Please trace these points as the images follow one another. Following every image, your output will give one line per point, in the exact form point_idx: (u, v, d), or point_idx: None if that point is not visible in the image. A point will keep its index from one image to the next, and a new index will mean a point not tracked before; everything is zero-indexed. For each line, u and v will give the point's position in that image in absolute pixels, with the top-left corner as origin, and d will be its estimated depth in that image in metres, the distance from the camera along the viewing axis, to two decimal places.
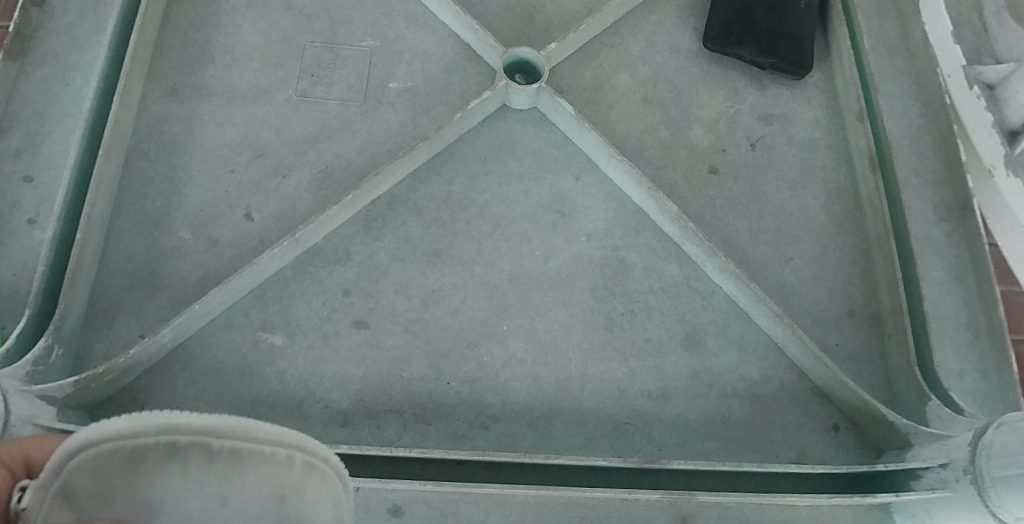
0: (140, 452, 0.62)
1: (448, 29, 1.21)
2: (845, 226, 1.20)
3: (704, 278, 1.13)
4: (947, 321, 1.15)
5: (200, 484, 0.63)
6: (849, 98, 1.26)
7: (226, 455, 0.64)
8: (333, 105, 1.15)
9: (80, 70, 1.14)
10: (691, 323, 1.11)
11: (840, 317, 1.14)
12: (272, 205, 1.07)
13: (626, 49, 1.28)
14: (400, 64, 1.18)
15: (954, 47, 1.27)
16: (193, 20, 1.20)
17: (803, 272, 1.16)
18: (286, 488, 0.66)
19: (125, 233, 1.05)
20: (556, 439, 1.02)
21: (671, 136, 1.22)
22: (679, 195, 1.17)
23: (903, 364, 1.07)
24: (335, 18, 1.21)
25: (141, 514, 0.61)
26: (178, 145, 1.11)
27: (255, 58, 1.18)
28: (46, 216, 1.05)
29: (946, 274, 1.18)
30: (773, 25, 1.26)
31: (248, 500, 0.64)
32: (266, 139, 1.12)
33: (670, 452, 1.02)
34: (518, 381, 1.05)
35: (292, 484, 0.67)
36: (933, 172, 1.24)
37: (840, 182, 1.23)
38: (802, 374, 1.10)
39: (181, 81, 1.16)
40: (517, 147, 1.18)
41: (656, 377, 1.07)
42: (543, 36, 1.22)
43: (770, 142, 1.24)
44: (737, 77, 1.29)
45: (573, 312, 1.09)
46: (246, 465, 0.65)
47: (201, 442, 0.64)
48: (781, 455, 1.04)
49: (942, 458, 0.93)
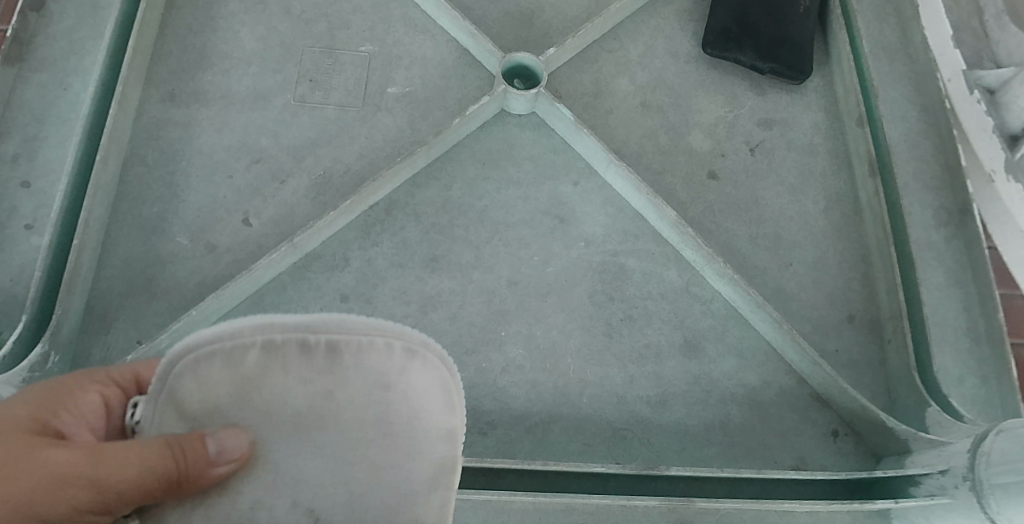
0: (239, 353, 0.64)
1: (447, 34, 1.21)
2: (845, 232, 1.20)
3: (703, 283, 1.13)
4: (947, 327, 1.14)
5: (304, 379, 0.65)
6: (849, 103, 1.26)
7: (325, 348, 0.65)
8: (331, 110, 1.15)
9: (77, 75, 1.14)
10: (690, 329, 1.10)
11: (839, 323, 1.13)
12: (270, 211, 1.07)
13: (625, 53, 1.28)
14: (399, 69, 1.18)
15: (954, 52, 1.28)
16: (191, 25, 1.20)
17: (802, 278, 1.15)
18: (389, 375, 0.67)
19: (122, 239, 1.05)
20: (555, 445, 1.01)
21: (670, 141, 1.22)
22: (678, 200, 1.17)
23: (902, 370, 1.07)
24: (334, 23, 1.21)
25: (257, 409, 0.64)
26: (176, 151, 1.11)
27: (254, 63, 1.18)
28: (43, 221, 1.05)
29: (946, 280, 1.17)
30: (773, 30, 1.26)
31: (352, 391, 0.66)
32: (264, 144, 1.12)
33: (669, 458, 1.02)
34: (516, 387, 1.04)
35: (395, 371, 0.67)
36: (933, 177, 1.24)
37: (840, 188, 1.23)
38: (802, 379, 1.10)
39: (180, 86, 1.16)
40: (516, 152, 1.18)
41: (655, 383, 1.06)
42: (542, 41, 1.22)
43: (770, 147, 1.24)
44: (736, 82, 1.29)
45: (572, 318, 1.09)
46: (345, 358, 0.66)
47: (298, 338, 0.65)
48: (779, 461, 1.04)
49: (942, 465, 0.93)
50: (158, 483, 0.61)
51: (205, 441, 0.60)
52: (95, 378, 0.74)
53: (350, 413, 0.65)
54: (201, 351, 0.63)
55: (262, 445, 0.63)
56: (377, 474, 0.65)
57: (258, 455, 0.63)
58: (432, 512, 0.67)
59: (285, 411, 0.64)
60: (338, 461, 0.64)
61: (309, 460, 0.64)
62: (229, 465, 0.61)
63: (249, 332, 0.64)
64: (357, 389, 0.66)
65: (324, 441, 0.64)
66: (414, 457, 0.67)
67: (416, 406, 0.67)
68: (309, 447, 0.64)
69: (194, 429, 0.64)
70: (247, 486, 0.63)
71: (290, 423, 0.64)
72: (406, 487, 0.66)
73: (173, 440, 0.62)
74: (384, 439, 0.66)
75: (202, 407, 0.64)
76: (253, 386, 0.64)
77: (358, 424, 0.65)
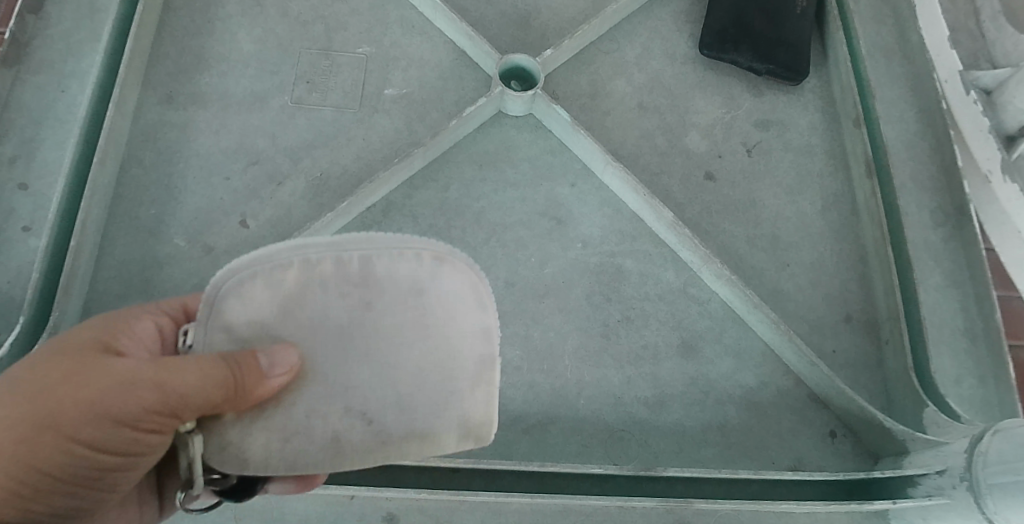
0: (280, 273, 0.70)
1: (443, 36, 1.21)
2: (842, 232, 1.20)
3: (701, 284, 1.13)
4: (945, 327, 1.14)
5: (341, 293, 0.71)
6: (846, 103, 1.26)
7: (358, 263, 0.71)
8: (329, 112, 1.15)
9: (75, 77, 1.14)
10: (687, 329, 1.10)
11: (836, 323, 1.13)
12: (268, 212, 1.07)
13: (622, 55, 1.28)
14: (396, 70, 1.18)
15: (950, 52, 1.27)
16: (188, 27, 1.20)
17: (799, 278, 1.15)
18: (419, 283, 0.73)
19: (120, 240, 1.05)
20: (552, 446, 1.01)
21: (667, 142, 1.22)
22: (675, 201, 1.17)
23: (900, 370, 1.07)
24: (331, 25, 1.21)
25: (304, 322, 0.72)
26: (173, 153, 1.11)
27: (251, 65, 1.18)
28: (41, 223, 1.05)
29: (944, 280, 1.18)
30: (770, 31, 1.26)
31: (387, 302, 0.72)
32: (261, 146, 1.12)
33: (667, 459, 1.02)
34: (514, 388, 1.04)
35: (423, 279, 0.73)
36: (930, 177, 1.24)
37: (837, 188, 1.23)
38: (800, 380, 1.10)
39: (177, 88, 1.16)
40: (513, 154, 1.18)
41: (653, 384, 1.07)
42: (539, 43, 1.22)
43: (767, 148, 1.24)
44: (733, 83, 1.29)
45: (569, 319, 1.09)
46: (378, 274, 0.72)
47: (333, 258, 0.70)
48: (777, 462, 1.04)
49: (940, 465, 0.93)
50: (222, 391, 0.66)
51: (257, 355, 0.67)
52: (150, 309, 0.79)
53: (389, 320, 0.72)
54: (244, 275, 0.69)
55: (314, 353, 0.72)
56: (420, 375, 0.74)
57: (308, 363, 0.71)
58: (472, 398, 0.76)
59: (330, 323, 0.72)
60: (384, 366, 0.73)
61: (358, 366, 0.72)
62: (283, 375, 0.68)
63: (283, 255, 0.69)
64: (393, 298, 0.72)
65: (367, 348, 0.72)
66: (451, 353, 0.75)
67: (447, 310, 0.74)
68: (356, 355, 0.72)
69: (245, 347, 0.71)
70: (303, 390, 0.72)
71: (337, 334, 0.72)
72: (447, 380, 0.75)
73: (225, 355, 0.68)
74: (422, 344, 0.73)
75: (251, 328, 0.71)
76: (296, 303, 0.71)
77: (397, 330, 0.73)
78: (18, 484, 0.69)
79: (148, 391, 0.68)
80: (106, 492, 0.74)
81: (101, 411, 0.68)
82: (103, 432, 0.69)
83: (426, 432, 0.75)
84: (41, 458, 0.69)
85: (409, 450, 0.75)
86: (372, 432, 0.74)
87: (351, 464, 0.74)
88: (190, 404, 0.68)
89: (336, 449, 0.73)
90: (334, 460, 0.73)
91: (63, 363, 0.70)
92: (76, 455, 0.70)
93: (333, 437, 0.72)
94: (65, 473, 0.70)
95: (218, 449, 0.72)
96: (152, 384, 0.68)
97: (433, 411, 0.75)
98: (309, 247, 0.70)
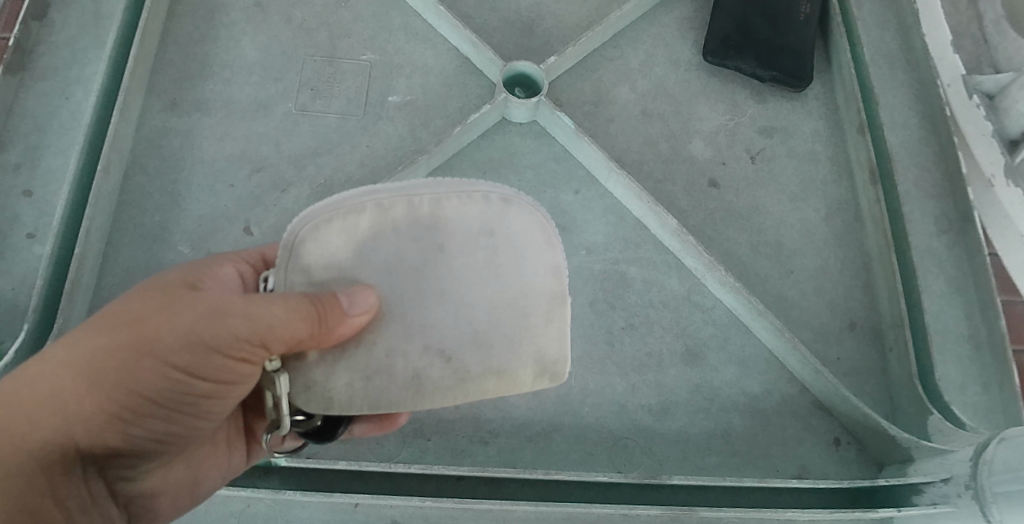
0: (354, 217, 0.72)
1: (447, 43, 1.21)
2: (846, 239, 1.20)
3: (705, 291, 1.13)
4: (949, 334, 1.14)
5: (412, 236, 0.74)
6: (850, 110, 1.26)
7: (429, 204, 0.74)
8: (332, 119, 1.15)
9: (79, 84, 1.14)
10: (691, 337, 1.10)
11: (841, 331, 1.13)
12: (272, 219, 1.07)
13: (625, 62, 1.28)
14: (399, 77, 1.18)
15: (953, 57, 1.28)
16: (192, 34, 1.20)
17: (803, 285, 1.15)
18: (488, 222, 0.75)
19: (124, 247, 1.05)
20: (556, 454, 1.01)
21: (671, 148, 1.22)
22: (679, 208, 1.17)
23: (905, 377, 1.07)
24: (335, 32, 1.21)
25: (379, 265, 0.74)
26: (177, 159, 1.11)
27: (255, 72, 1.18)
28: (44, 230, 1.05)
29: (948, 287, 1.18)
30: (773, 38, 1.26)
31: (458, 242, 0.75)
32: (265, 153, 1.12)
33: (671, 467, 1.02)
34: (518, 396, 1.04)
35: (492, 218, 0.75)
36: (933, 184, 1.24)
37: (841, 195, 1.23)
38: (804, 387, 1.09)
39: (181, 95, 1.16)
40: (516, 161, 1.18)
41: (657, 392, 1.06)
42: (543, 50, 1.22)
43: (771, 155, 1.24)
44: (737, 90, 1.29)
45: (573, 326, 1.09)
46: (448, 215, 0.74)
47: (404, 200, 0.73)
48: (781, 470, 1.04)
49: (944, 473, 0.93)
50: (302, 327, 0.68)
51: (339, 295, 0.69)
52: (230, 258, 0.83)
53: (460, 259, 0.75)
54: (320, 219, 0.72)
55: (390, 296, 0.74)
56: (493, 315, 0.76)
57: (386, 303, 0.73)
58: (546, 335, 0.78)
59: (403, 264, 0.74)
60: (459, 306, 0.75)
61: (433, 307, 0.74)
62: (364, 313, 0.70)
63: (357, 199, 0.72)
64: (464, 237, 0.75)
65: (442, 287, 0.74)
66: (524, 291, 0.77)
67: (517, 248, 0.76)
68: (431, 295, 0.74)
69: (323, 289, 0.73)
70: (381, 331, 0.74)
71: (412, 276, 0.74)
72: (519, 317, 0.77)
73: (307, 294, 0.70)
74: (494, 283, 0.76)
75: (329, 271, 0.73)
76: (370, 246, 0.73)
77: (468, 269, 0.75)
78: (119, 406, 0.73)
79: (235, 321, 0.71)
80: (198, 418, 0.79)
81: (195, 337, 0.72)
82: (197, 359, 0.73)
83: (502, 370, 0.77)
84: (138, 380, 0.73)
85: (487, 388, 0.77)
86: (451, 371, 0.75)
87: (432, 402, 0.76)
88: (272, 339, 0.70)
89: (416, 387, 0.75)
90: (415, 398, 0.75)
91: (156, 296, 0.74)
92: (171, 378, 0.74)
93: (414, 375, 0.74)
94: (161, 398, 0.74)
95: (303, 388, 0.75)
96: (240, 315, 0.71)
97: (509, 348, 0.76)
98: (382, 190, 0.72)
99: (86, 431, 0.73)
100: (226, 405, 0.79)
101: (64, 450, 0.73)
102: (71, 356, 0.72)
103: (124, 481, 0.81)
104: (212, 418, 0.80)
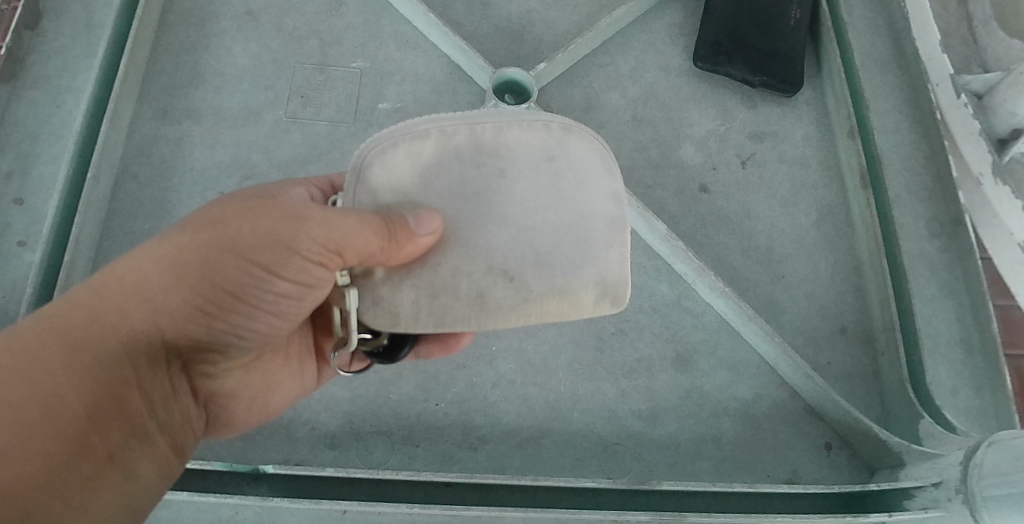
0: (419, 143, 0.74)
1: (437, 50, 1.22)
2: (837, 243, 1.20)
3: (694, 296, 1.13)
4: (941, 337, 1.14)
5: (475, 162, 0.74)
6: (840, 114, 1.26)
7: (492, 131, 0.75)
8: (322, 126, 1.15)
9: (71, 93, 1.15)
10: (681, 342, 1.10)
11: (832, 335, 1.13)
12: None
13: (616, 68, 1.28)
14: (390, 85, 1.19)
15: (942, 57, 1.28)
16: (184, 42, 1.21)
17: (794, 290, 1.15)
18: (551, 148, 0.76)
19: (114, 255, 1.06)
20: (545, 460, 1.01)
21: (662, 154, 1.23)
22: (669, 213, 1.17)
23: (896, 381, 1.06)
24: (326, 39, 1.22)
25: (443, 189, 0.74)
26: (168, 167, 1.12)
27: (246, 79, 1.19)
28: (35, 238, 1.06)
29: (939, 290, 1.18)
30: (762, 43, 1.26)
31: (521, 168, 0.75)
32: (255, 160, 1.13)
33: (661, 473, 1.01)
34: (507, 402, 1.04)
35: (554, 144, 0.77)
36: (924, 187, 1.24)
37: (832, 200, 1.23)
38: (795, 392, 1.09)
39: (172, 103, 1.16)
40: None
41: (647, 397, 1.06)
42: (532, 56, 1.23)
43: (762, 160, 1.24)
44: (727, 95, 1.29)
45: (562, 332, 1.09)
46: (512, 143, 0.75)
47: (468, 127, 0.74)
48: (772, 475, 1.04)
49: (936, 477, 0.92)
50: (374, 242, 0.68)
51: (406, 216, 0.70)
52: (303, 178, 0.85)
53: (524, 184, 0.75)
54: (386, 143, 0.73)
55: (454, 220, 0.74)
56: (556, 239, 0.75)
57: (450, 226, 0.74)
58: (608, 258, 0.77)
59: (467, 189, 0.74)
60: (522, 229, 0.74)
61: (497, 229, 0.74)
62: (432, 235, 0.71)
63: (422, 124, 0.74)
64: (526, 164, 0.75)
65: (506, 209, 0.74)
66: (586, 216, 0.77)
67: (578, 176, 0.77)
68: (494, 219, 0.74)
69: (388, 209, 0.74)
70: (445, 254, 0.74)
71: (475, 202, 0.74)
72: (583, 241, 0.76)
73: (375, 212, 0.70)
74: (557, 208, 0.76)
75: (395, 195, 0.74)
76: (434, 173, 0.74)
77: (533, 193, 0.75)
78: (204, 300, 0.77)
79: (311, 225, 0.72)
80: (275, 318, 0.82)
81: (278, 237, 0.75)
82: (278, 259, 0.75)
83: (565, 291, 0.76)
84: (223, 277, 0.76)
85: (549, 310, 0.76)
86: (515, 292, 0.74)
87: (496, 323, 0.75)
88: (344, 251, 0.71)
89: (480, 307, 0.74)
90: (480, 317, 0.74)
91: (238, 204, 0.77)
92: (254, 276, 0.76)
93: (478, 296, 0.74)
94: (242, 293, 0.78)
95: (370, 304, 0.75)
96: (316, 220, 0.73)
97: (573, 270, 0.76)
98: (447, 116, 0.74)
99: (174, 322, 0.76)
100: (301, 309, 0.82)
101: (152, 338, 0.76)
102: (159, 254, 0.75)
103: (205, 377, 0.86)
104: (286, 319, 0.83)
